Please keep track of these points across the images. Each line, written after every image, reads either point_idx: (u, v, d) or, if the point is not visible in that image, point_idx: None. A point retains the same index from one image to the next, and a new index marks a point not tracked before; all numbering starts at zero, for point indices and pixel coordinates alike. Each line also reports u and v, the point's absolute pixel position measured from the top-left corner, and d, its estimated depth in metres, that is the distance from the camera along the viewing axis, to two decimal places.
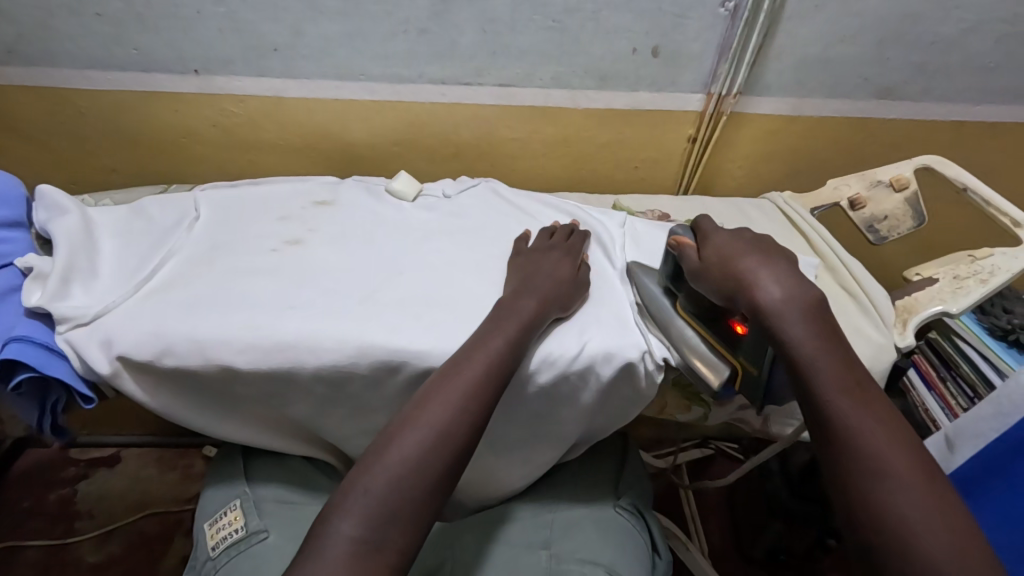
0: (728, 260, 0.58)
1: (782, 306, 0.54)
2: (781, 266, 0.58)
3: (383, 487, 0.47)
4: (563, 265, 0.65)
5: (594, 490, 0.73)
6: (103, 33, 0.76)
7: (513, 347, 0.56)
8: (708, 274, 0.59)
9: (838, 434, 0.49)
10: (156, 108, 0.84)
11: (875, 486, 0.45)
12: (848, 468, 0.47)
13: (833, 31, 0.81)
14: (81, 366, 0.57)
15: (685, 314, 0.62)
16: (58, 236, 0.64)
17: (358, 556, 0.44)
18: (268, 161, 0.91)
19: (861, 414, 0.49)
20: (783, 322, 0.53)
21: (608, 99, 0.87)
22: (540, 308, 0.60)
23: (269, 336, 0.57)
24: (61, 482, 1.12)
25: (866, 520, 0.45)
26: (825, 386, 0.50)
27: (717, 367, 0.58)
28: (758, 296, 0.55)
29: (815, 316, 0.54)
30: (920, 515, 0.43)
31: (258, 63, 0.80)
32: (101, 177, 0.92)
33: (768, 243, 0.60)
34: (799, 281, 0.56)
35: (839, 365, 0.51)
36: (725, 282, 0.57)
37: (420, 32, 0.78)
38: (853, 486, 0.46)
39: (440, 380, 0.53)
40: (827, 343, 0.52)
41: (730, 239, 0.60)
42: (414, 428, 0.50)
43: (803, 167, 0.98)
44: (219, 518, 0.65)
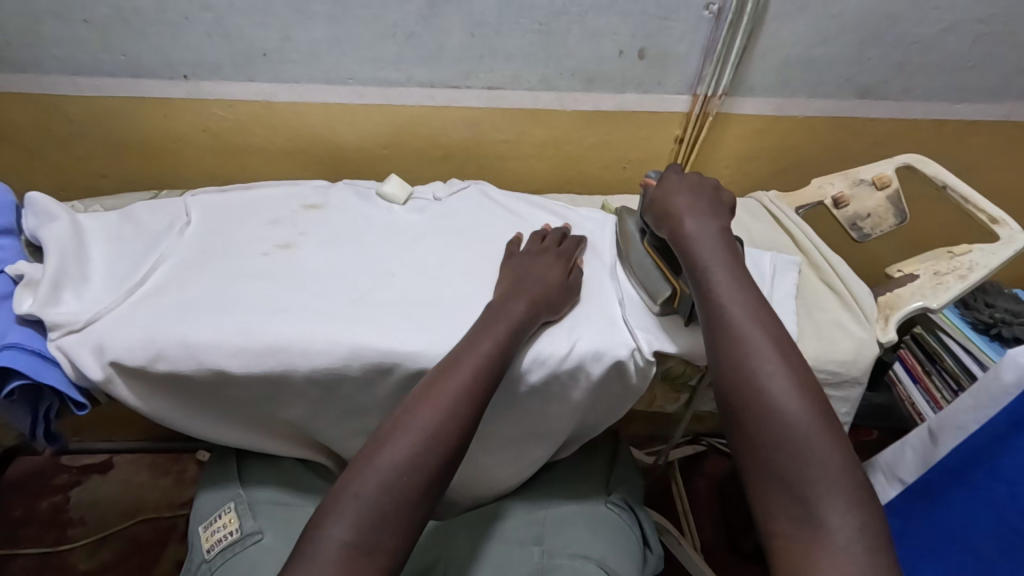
0: (666, 194, 0.67)
1: (694, 229, 0.62)
2: (707, 198, 0.66)
3: (375, 491, 0.47)
4: (554, 268, 0.66)
5: (587, 487, 0.73)
6: (90, 40, 0.76)
7: (503, 349, 0.56)
8: (651, 208, 0.68)
9: (715, 313, 0.55)
10: (144, 114, 0.84)
11: (739, 350, 0.52)
12: (720, 340, 0.54)
13: (814, 32, 0.83)
14: (73, 372, 0.57)
15: (648, 246, 0.67)
16: (48, 243, 0.64)
17: (349, 561, 0.44)
18: (258, 165, 0.91)
19: (737, 297, 0.56)
20: (692, 239, 0.61)
21: (596, 101, 0.88)
22: (530, 310, 0.60)
23: (261, 339, 0.57)
24: (53, 490, 1.12)
25: (727, 377, 0.52)
26: (712, 277, 0.58)
27: (660, 288, 0.64)
28: (680, 222, 0.63)
29: (722, 231, 0.62)
30: (771, 371, 0.50)
31: (247, 69, 0.81)
32: (91, 183, 0.91)
33: (705, 184, 0.68)
34: (716, 212, 0.65)
35: (726, 265, 0.59)
36: (659, 212, 0.66)
37: (408, 36, 0.79)
38: (723, 352, 0.53)
39: (431, 384, 0.54)
40: (722, 251, 0.60)
41: (677, 177, 0.69)
42: (406, 431, 0.50)
43: (789, 166, 0.99)
44: (214, 521, 0.65)
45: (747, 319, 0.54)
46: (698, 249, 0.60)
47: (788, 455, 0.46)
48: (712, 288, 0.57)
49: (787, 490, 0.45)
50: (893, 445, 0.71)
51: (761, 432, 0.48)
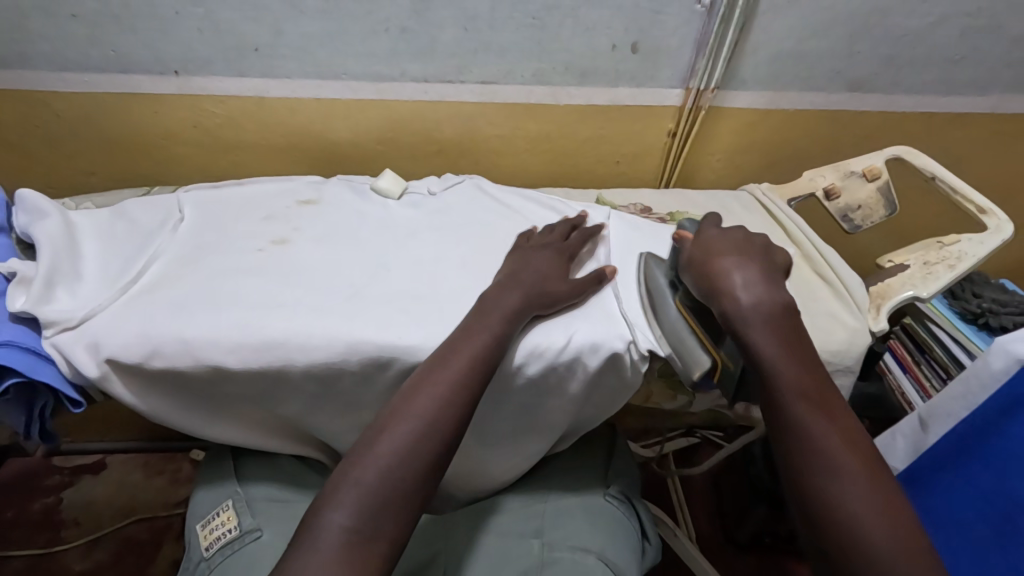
0: (707, 258, 0.62)
1: (747, 310, 0.57)
2: (759, 266, 0.62)
3: (376, 479, 0.47)
4: (552, 261, 0.66)
5: (584, 480, 0.74)
6: (79, 35, 0.75)
7: (499, 340, 0.57)
8: (692, 270, 0.62)
9: (793, 430, 0.52)
10: (135, 110, 0.83)
11: (825, 480, 0.48)
12: (800, 462, 0.50)
13: (805, 26, 0.84)
14: (69, 370, 0.57)
15: (682, 306, 0.64)
16: (41, 240, 0.63)
17: (349, 546, 0.45)
18: (250, 161, 0.91)
19: (814, 409, 0.52)
20: (749, 325, 0.56)
21: (589, 95, 0.88)
22: (524, 302, 0.60)
23: (258, 335, 0.57)
24: (46, 491, 1.11)
25: (816, 513, 0.48)
26: (782, 384, 0.54)
27: (700, 360, 0.60)
28: (730, 300, 0.58)
29: (783, 314, 0.58)
30: (866, 510, 0.46)
31: (238, 64, 0.80)
32: (81, 181, 0.91)
33: (754, 246, 0.64)
34: (770, 286, 0.60)
35: (797, 369, 0.54)
36: (701, 281, 0.61)
37: (401, 30, 0.79)
38: (805, 480, 0.49)
39: (428, 372, 0.54)
40: (789, 349, 0.56)
41: (718, 238, 0.65)
42: (404, 420, 0.51)
43: (781, 159, 1.00)
44: (211, 519, 0.65)
45: (831, 445, 0.50)
46: (760, 343, 0.55)
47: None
48: (786, 403, 0.53)
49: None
50: (885, 433, 0.73)
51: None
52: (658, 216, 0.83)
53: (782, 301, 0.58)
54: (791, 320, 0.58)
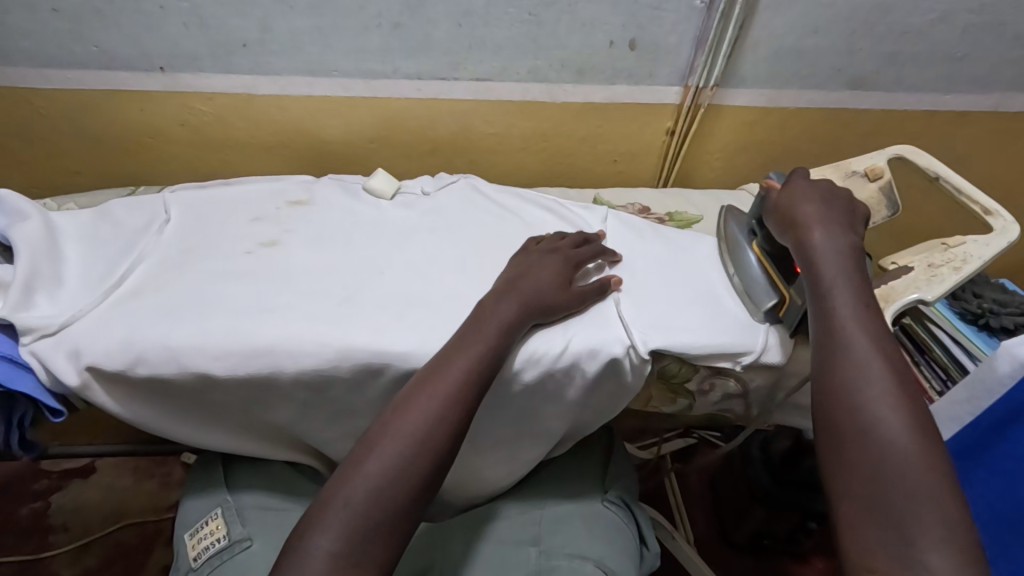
0: (791, 199, 0.65)
1: (822, 240, 0.61)
2: (838, 210, 0.64)
3: (364, 498, 0.46)
4: (561, 269, 0.64)
5: (583, 486, 0.72)
6: (60, 31, 0.73)
7: (494, 351, 0.55)
8: (774, 211, 0.67)
9: (834, 332, 0.54)
10: (121, 108, 0.81)
11: (853, 374, 0.51)
12: (834, 358, 0.53)
13: (806, 23, 0.82)
14: (48, 378, 0.55)
15: (758, 250, 0.69)
16: (20, 243, 0.61)
17: (337, 572, 0.43)
18: (240, 160, 0.89)
19: (859, 319, 0.54)
20: (817, 252, 0.60)
21: (586, 93, 0.87)
22: (520, 312, 0.58)
23: (245, 342, 0.55)
24: (33, 496, 1.09)
25: (836, 400, 0.50)
26: (833, 296, 0.56)
27: (768, 296, 0.66)
28: (804, 234, 0.62)
29: (852, 249, 0.60)
30: (886, 403, 0.48)
31: (226, 60, 0.78)
32: (66, 180, 0.88)
33: (838, 193, 0.66)
34: (848, 226, 0.63)
35: (853, 285, 0.57)
36: (781, 217, 0.65)
37: (394, 26, 0.77)
38: (833, 372, 0.52)
39: (421, 385, 0.52)
40: (849, 270, 0.58)
41: (806, 183, 0.68)
42: (394, 437, 0.49)
43: (780, 158, 0.99)
44: (200, 529, 0.63)
45: (866, 344, 0.52)
46: (822, 264, 0.59)
47: (892, 493, 0.44)
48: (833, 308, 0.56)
49: (884, 527, 0.43)
50: None
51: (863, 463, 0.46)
52: (657, 216, 0.81)
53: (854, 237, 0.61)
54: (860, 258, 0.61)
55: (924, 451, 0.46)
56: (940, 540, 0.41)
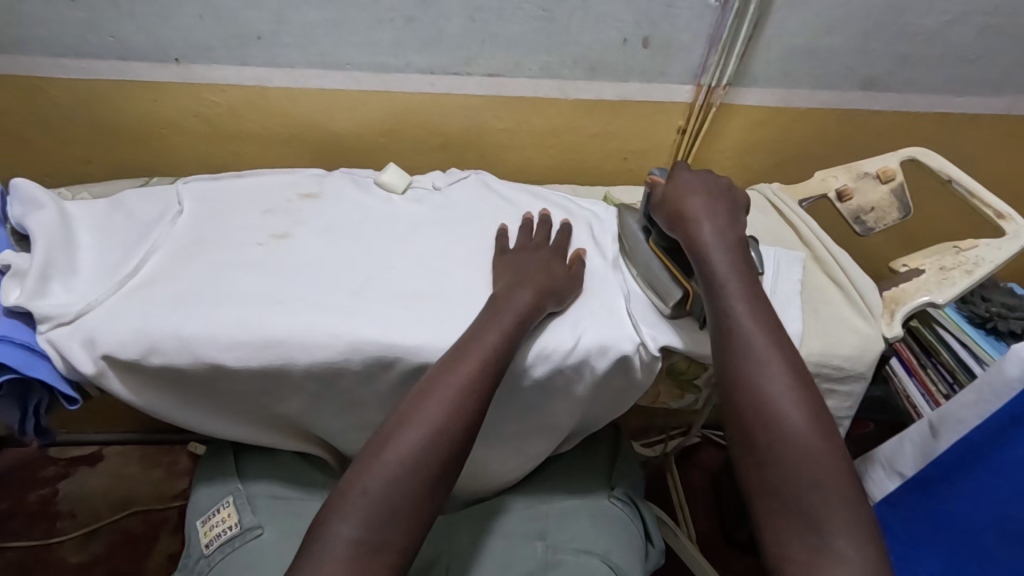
0: (679, 196, 0.64)
1: (710, 238, 0.60)
2: (722, 202, 0.64)
3: (383, 487, 0.46)
4: (551, 261, 0.65)
5: (588, 483, 0.73)
6: (76, 21, 0.74)
7: (508, 340, 0.55)
8: (662, 208, 0.65)
9: (731, 328, 0.54)
10: (134, 98, 0.81)
11: (755, 371, 0.52)
12: (734, 359, 0.53)
13: (819, 23, 0.82)
14: (64, 366, 0.55)
15: (655, 248, 0.66)
16: (35, 232, 0.61)
17: (357, 559, 0.44)
18: (251, 151, 0.89)
19: (753, 315, 0.55)
20: (709, 248, 0.59)
21: (598, 89, 0.87)
22: (535, 299, 0.59)
23: (257, 333, 0.56)
24: (41, 482, 1.10)
25: (739, 399, 0.51)
26: (728, 292, 0.56)
27: (671, 292, 0.62)
28: (695, 231, 0.61)
29: (738, 243, 0.60)
30: (786, 400, 0.50)
31: (239, 52, 0.78)
32: (79, 169, 0.89)
33: (720, 186, 0.66)
34: (732, 217, 0.62)
35: (743, 278, 0.57)
36: (672, 214, 0.63)
37: (407, 20, 0.77)
38: (733, 369, 0.53)
39: (436, 376, 0.52)
40: (738, 264, 0.58)
41: (692, 178, 0.66)
42: (413, 426, 0.49)
43: (791, 158, 0.99)
44: (212, 516, 0.64)
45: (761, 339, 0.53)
46: (716, 261, 0.58)
47: (797, 483, 0.46)
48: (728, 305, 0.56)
49: (800, 522, 0.45)
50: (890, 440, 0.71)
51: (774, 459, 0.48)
52: None
53: (737, 230, 0.60)
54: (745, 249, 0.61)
55: (826, 441, 0.48)
56: (845, 529, 0.44)
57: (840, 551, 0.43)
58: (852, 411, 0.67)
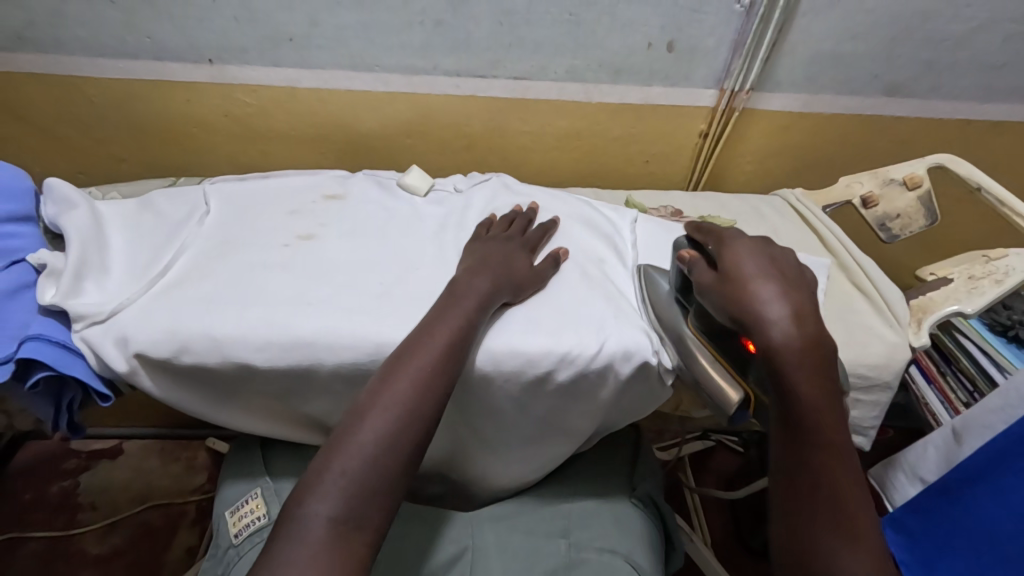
0: (740, 287, 0.53)
1: (794, 351, 0.49)
2: (794, 292, 0.53)
3: (357, 465, 0.47)
4: (517, 253, 0.65)
5: (610, 485, 0.73)
6: (115, 21, 0.75)
7: (471, 323, 0.57)
8: (720, 298, 0.54)
9: (807, 485, 0.47)
10: (166, 97, 0.83)
11: (832, 545, 0.45)
12: (810, 523, 0.46)
13: (844, 29, 0.82)
14: (97, 364, 0.56)
15: (695, 332, 0.59)
16: (69, 231, 0.62)
17: (336, 533, 0.44)
18: (279, 151, 0.90)
19: (835, 469, 0.47)
20: (790, 371, 0.48)
21: (623, 93, 0.87)
22: (494, 287, 0.60)
23: (286, 334, 0.57)
24: (63, 475, 1.11)
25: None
26: (810, 437, 0.48)
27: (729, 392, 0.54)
28: (770, 337, 0.50)
29: (823, 352, 0.49)
30: None
31: (271, 53, 0.79)
32: (111, 167, 0.90)
33: (784, 269, 0.56)
34: (809, 314, 0.51)
35: (829, 413, 0.48)
36: (737, 309, 0.52)
37: (437, 23, 0.78)
38: (806, 535, 0.46)
39: (397, 362, 0.53)
40: (824, 391, 0.49)
41: (750, 257, 0.55)
42: (384, 407, 0.50)
43: (813, 163, 0.99)
44: (241, 507, 0.65)
45: (840, 501, 0.46)
46: (797, 383, 0.48)
47: None
48: (806, 453, 0.48)
49: None
50: (911, 446, 0.73)
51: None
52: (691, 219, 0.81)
53: (825, 341, 0.49)
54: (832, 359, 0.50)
55: None
56: None
57: None
58: (878, 421, 0.67)
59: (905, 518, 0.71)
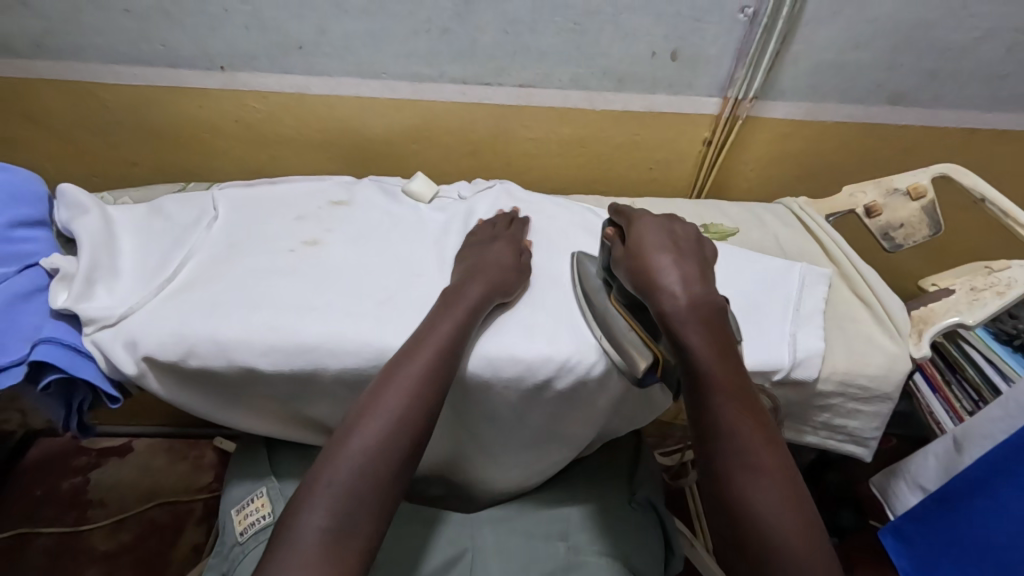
0: (643, 259, 0.59)
1: (683, 308, 0.55)
2: (690, 262, 0.59)
3: (349, 477, 0.47)
4: (503, 255, 0.66)
5: (606, 490, 0.73)
6: (129, 29, 0.77)
7: (462, 329, 0.57)
8: (626, 269, 0.60)
9: (709, 421, 0.49)
10: (178, 103, 0.84)
11: (738, 473, 0.46)
12: (716, 455, 0.47)
13: (849, 38, 0.82)
14: (107, 366, 0.57)
15: (617, 304, 0.62)
16: (81, 236, 0.63)
17: (329, 545, 0.44)
18: (286, 157, 0.92)
19: (735, 402, 0.49)
20: (682, 323, 0.54)
21: (626, 100, 0.87)
22: (486, 294, 0.61)
23: (289, 339, 0.58)
24: (73, 471, 1.13)
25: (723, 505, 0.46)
26: (708, 376, 0.51)
27: (642, 353, 0.58)
28: (665, 300, 0.56)
29: (712, 309, 0.55)
30: (773, 504, 0.44)
31: (280, 61, 0.81)
32: (123, 170, 0.92)
33: (685, 241, 0.62)
34: (702, 280, 0.58)
35: (723, 358, 0.52)
36: (639, 278, 0.58)
37: (442, 32, 0.79)
38: (716, 468, 0.47)
39: (389, 373, 0.53)
40: (716, 341, 0.53)
41: (654, 232, 0.62)
42: (376, 414, 0.50)
43: (816, 171, 0.99)
44: (246, 505, 0.66)
45: (745, 429, 0.47)
46: (689, 336, 0.53)
47: None
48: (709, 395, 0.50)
49: None
50: (913, 452, 0.72)
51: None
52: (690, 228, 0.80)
53: (713, 301, 0.55)
54: (722, 317, 0.56)
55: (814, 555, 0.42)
56: None
57: None
58: (878, 432, 0.67)
59: (904, 527, 0.72)
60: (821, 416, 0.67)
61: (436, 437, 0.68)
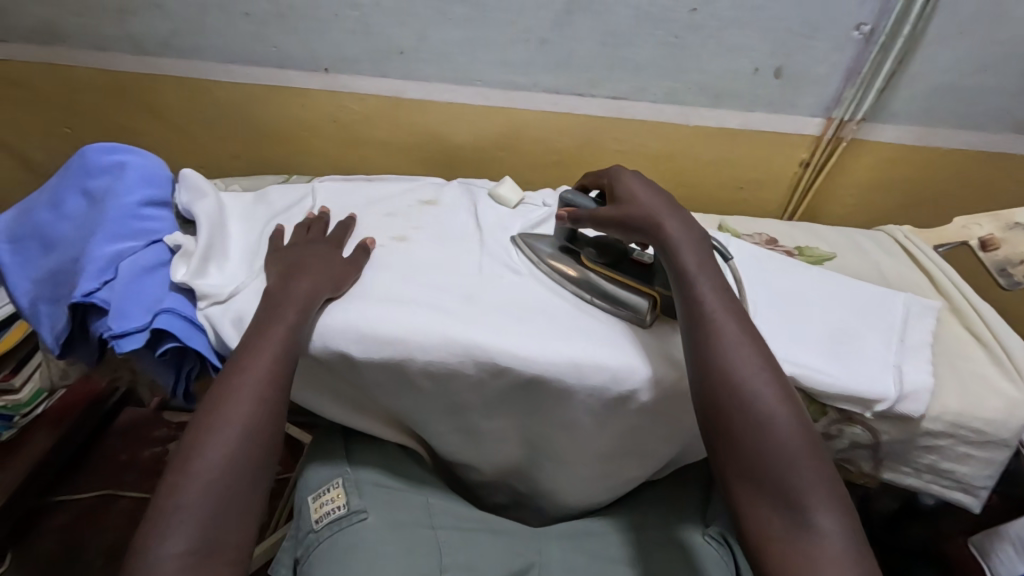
0: (629, 198, 0.61)
1: (678, 230, 0.58)
2: (674, 201, 0.62)
3: (197, 497, 0.47)
4: (331, 254, 0.65)
5: (680, 520, 0.69)
6: (246, 31, 0.82)
7: (295, 329, 0.57)
8: (614, 216, 0.61)
9: (700, 316, 0.54)
10: (283, 102, 0.90)
11: (727, 360, 0.51)
12: (711, 352, 0.52)
13: (972, 60, 0.77)
14: (216, 340, 0.60)
15: (595, 264, 0.66)
16: (200, 218, 0.68)
17: (192, 566, 0.44)
18: (376, 157, 0.95)
19: (722, 300, 0.54)
20: (675, 241, 0.57)
21: (721, 117, 0.86)
22: (313, 291, 0.60)
23: (382, 328, 0.59)
24: (155, 442, 1.20)
25: (715, 394, 0.50)
26: (696, 283, 0.55)
27: (638, 302, 0.62)
28: (658, 227, 0.58)
29: (702, 235, 0.59)
30: (756, 381, 0.50)
31: (381, 65, 0.84)
32: (227, 163, 0.98)
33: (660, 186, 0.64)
34: (687, 214, 0.61)
35: (709, 268, 0.56)
36: (634, 218, 0.60)
37: (541, 42, 0.80)
38: (707, 360, 0.52)
39: (227, 379, 0.53)
40: (702, 255, 0.57)
41: (634, 181, 0.63)
42: (216, 430, 0.50)
43: (923, 198, 0.93)
44: (322, 495, 0.66)
45: (729, 324, 0.53)
46: (682, 253, 0.57)
47: (784, 470, 0.46)
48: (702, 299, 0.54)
49: (783, 500, 0.46)
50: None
51: (764, 445, 0.47)
52: (786, 249, 0.77)
53: (702, 227, 0.59)
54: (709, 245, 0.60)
55: (792, 413, 0.49)
56: (823, 503, 0.45)
57: (823, 519, 0.44)
58: (990, 482, 0.61)
59: None
60: (926, 458, 0.62)
61: (511, 440, 0.68)
